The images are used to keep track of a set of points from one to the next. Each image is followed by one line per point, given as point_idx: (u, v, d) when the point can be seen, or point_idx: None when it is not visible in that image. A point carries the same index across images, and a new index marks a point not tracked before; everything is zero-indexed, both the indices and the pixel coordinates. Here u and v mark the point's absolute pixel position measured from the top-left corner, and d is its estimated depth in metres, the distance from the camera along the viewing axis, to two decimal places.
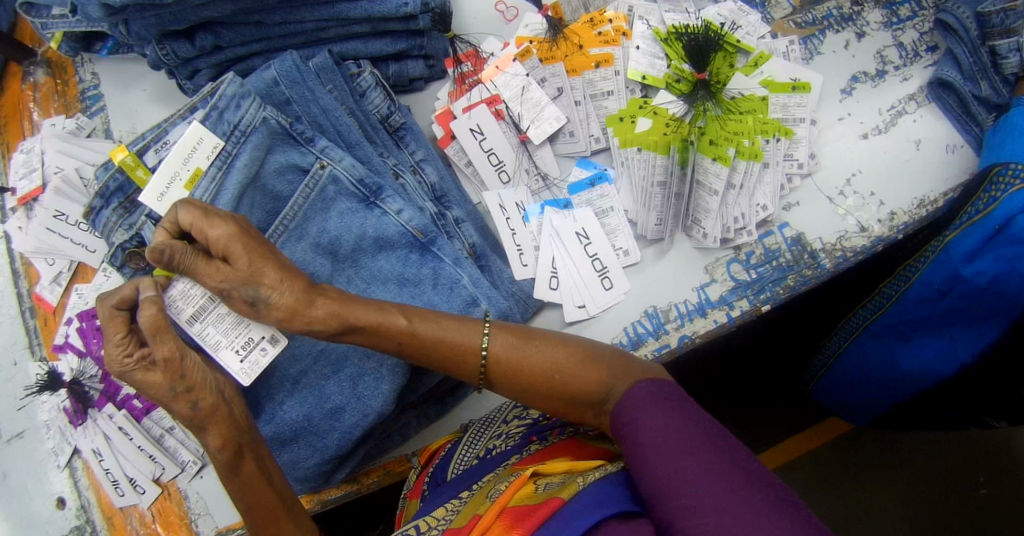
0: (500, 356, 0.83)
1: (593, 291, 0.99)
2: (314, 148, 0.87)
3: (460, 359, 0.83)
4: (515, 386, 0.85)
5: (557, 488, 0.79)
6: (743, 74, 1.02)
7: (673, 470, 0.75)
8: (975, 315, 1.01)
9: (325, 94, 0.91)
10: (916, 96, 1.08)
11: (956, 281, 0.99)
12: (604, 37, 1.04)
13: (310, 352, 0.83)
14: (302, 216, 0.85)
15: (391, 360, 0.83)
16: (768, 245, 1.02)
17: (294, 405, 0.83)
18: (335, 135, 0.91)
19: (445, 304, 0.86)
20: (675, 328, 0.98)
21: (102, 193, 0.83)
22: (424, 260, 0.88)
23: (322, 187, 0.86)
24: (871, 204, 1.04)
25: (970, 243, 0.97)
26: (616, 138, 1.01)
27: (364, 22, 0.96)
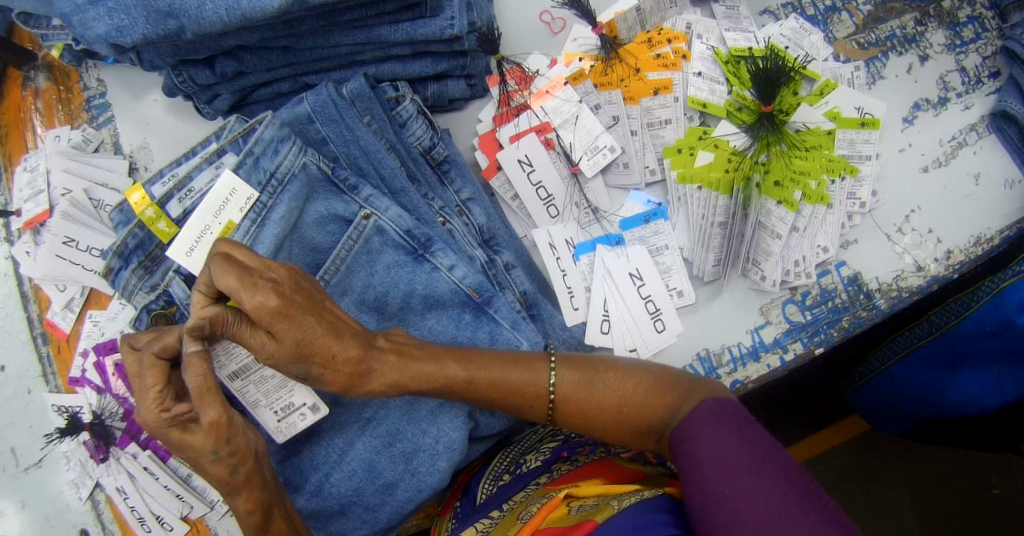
0: (567, 397, 0.78)
1: (645, 334, 0.94)
2: (358, 197, 0.80)
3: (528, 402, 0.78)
4: (584, 424, 0.80)
5: (590, 509, 0.77)
6: (808, 105, 0.95)
7: (729, 489, 0.69)
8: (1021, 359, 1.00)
9: (362, 132, 0.82)
10: (977, 125, 1.02)
11: (1007, 327, 0.99)
12: (664, 59, 0.97)
13: (357, 420, 0.77)
14: (346, 270, 0.79)
15: (449, 437, 0.77)
16: (824, 284, 0.97)
17: (341, 479, 0.77)
18: (377, 179, 0.83)
19: None
20: (727, 373, 0.95)
21: (121, 252, 0.76)
22: (480, 323, 0.82)
23: (366, 238, 0.80)
24: (927, 242, 0.99)
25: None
26: (674, 171, 0.95)
27: (405, 45, 0.87)
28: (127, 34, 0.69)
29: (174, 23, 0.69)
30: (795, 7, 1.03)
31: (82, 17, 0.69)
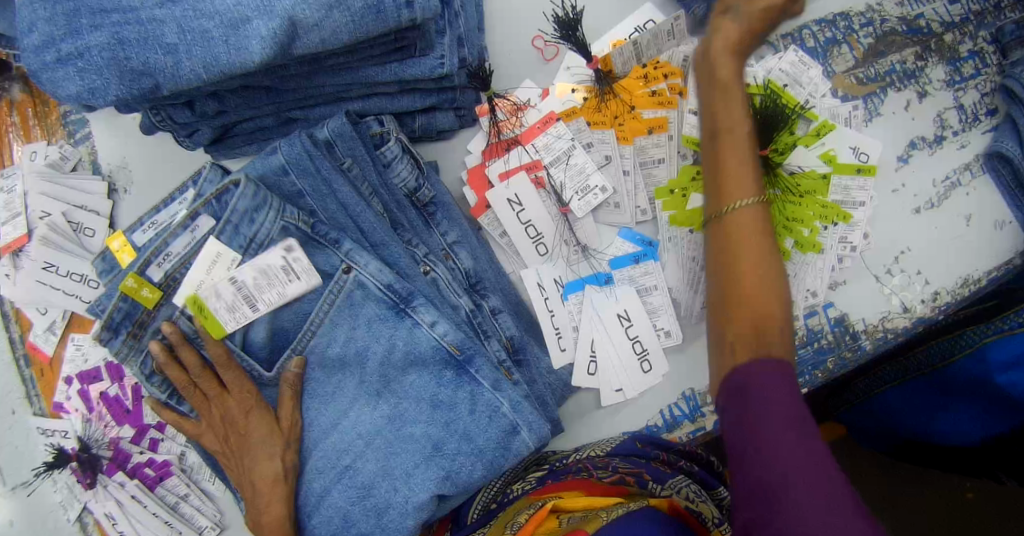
0: (737, 230, 0.72)
1: (631, 374, 0.90)
2: (340, 251, 0.77)
3: (725, 188, 0.73)
4: (721, 270, 0.72)
5: (580, 521, 0.73)
6: (804, 146, 0.94)
7: (790, 472, 0.60)
8: (999, 405, 1.01)
9: (340, 185, 0.78)
10: (971, 165, 1.02)
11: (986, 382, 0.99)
12: (658, 97, 0.91)
13: (333, 466, 0.78)
14: (330, 322, 0.77)
15: (419, 497, 0.76)
16: (810, 324, 0.96)
17: (320, 524, 0.78)
18: (358, 233, 0.79)
19: (482, 435, 0.76)
20: (712, 412, 0.92)
21: (109, 326, 0.73)
22: (460, 381, 0.77)
23: (348, 292, 0.77)
24: (915, 283, 0.99)
25: (1010, 350, 0.97)
26: (666, 213, 0.90)
27: (392, 83, 0.83)
28: (100, 96, 0.68)
29: (149, 81, 0.68)
30: (795, 39, 1.01)
31: (51, 77, 0.67)
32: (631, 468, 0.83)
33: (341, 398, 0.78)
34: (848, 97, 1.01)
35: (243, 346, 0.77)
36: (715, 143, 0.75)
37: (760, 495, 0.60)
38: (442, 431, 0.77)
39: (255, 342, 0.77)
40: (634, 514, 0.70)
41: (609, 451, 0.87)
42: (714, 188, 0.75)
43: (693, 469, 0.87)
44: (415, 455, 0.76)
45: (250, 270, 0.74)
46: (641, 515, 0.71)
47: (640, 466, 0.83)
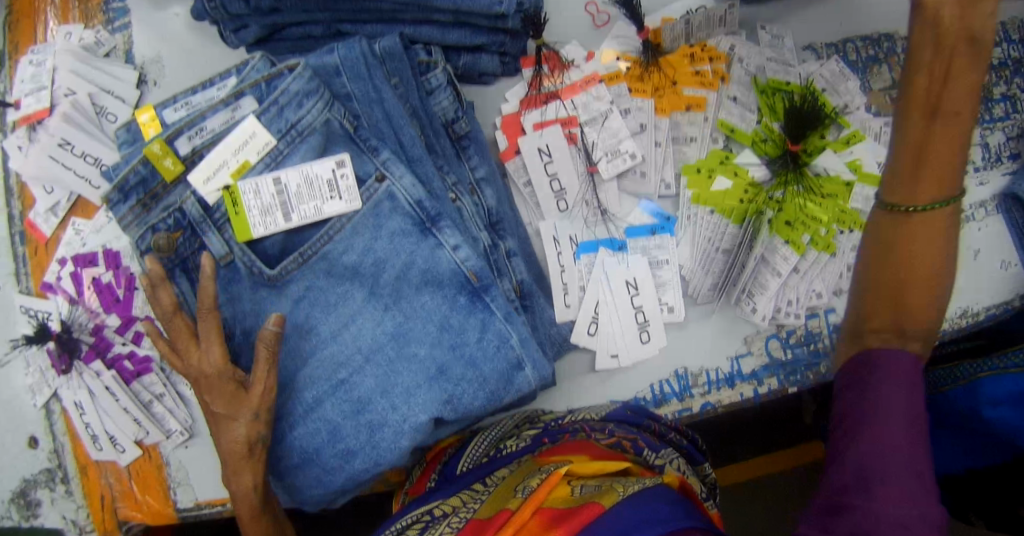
0: (932, 222, 0.67)
1: (629, 342, 0.90)
2: (376, 159, 0.77)
3: (927, 176, 0.66)
4: (897, 255, 0.68)
5: (594, 492, 0.71)
6: (833, 151, 0.93)
7: (897, 465, 0.61)
8: (983, 439, 1.02)
9: (383, 96, 0.79)
10: (986, 203, 1.05)
11: (973, 415, 1.00)
12: (701, 77, 0.93)
13: (329, 379, 0.76)
14: (350, 230, 0.76)
15: (417, 417, 0.74)
16: (811, 326, 0.95)
17: (305, 434, 0.76)
18: (397, 145, 0.79)
19: (488, 363, 0.75)
20: (700, 394, 0.93)
21: (121, 187, 0.75)
22: (473, 309, 0.76)
23: (376, 201, 0.76)
24: None
25: (1002, 388, 0.97)
26: (689, 190, 0.91)
27: (448, 11, 0.82)
28: None
29: None
30: (839, 50, 0.99)
31: None
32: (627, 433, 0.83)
33: (345, 309, 0.77)
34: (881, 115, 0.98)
35: (254, 242, 0.76)
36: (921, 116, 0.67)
37: (862, 475, 0.61)
38: (448, 355, 0.75)
39: (269, 236, 0.76)
40: (648, 492, 0.70)
41: (603, 415, 0.87)
42: (917, 175, 0.67)
43: (680, 441, 0.89)
44: (417, 374, 0.75)
45: (296, 177, 0.75)
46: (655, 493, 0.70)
47: (636, 433, 0.84)
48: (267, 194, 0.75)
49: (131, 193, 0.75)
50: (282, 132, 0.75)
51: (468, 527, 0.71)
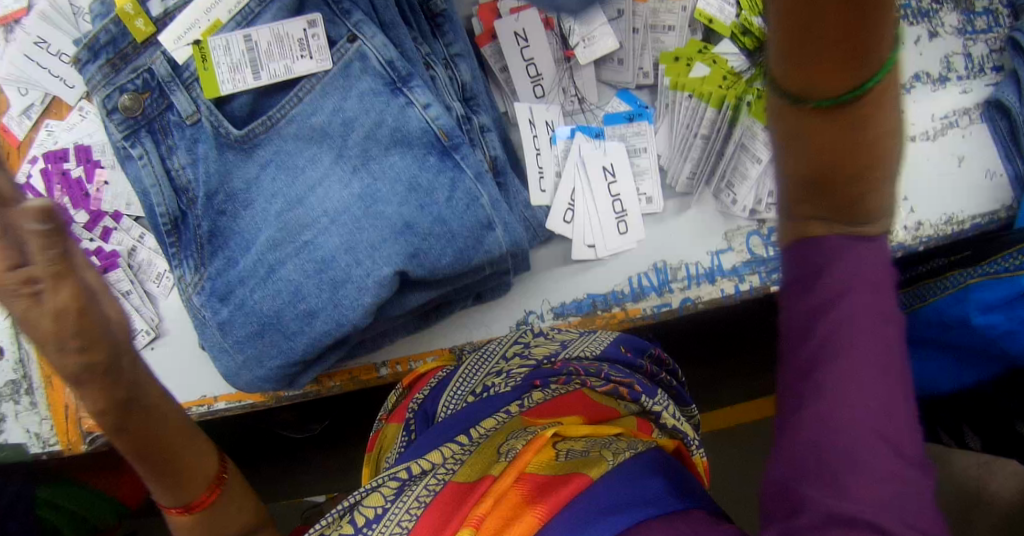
0: (858, 108, 0.44)
1: (606, 230, 0.89)
2: (348, 22, 0.76)
3: (823, 73, 0.42)
4: (805, 149, 0.46)
5: (580, 461, 0.70)
6: None
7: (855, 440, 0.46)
8: (979, 353, 0.98)
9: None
10: (970, 110, 1.02)
11: (963, 324, 0.94)
12: None
13: (292, 240, 0.73)
14: (320, 91, 0.75)
15: (381, 271, 0.72)
16: None
17: (265, 297, 0.74)
18: (367, 8, 0.77)
19: (458, 220, 0.74)
20: (680, 288, 0.91)
21: (90, 46, 0.73)
22: (443, 168, 0.75)
23: (347, 62, 0.75)
24: (901, 210, 0.99)
25: (991, 295, 0.91)
26: (667, 78, 0.90)
27: None
28: None
29: None
30: None
31: None
32: (623, 378, 0.80)
33: (312, 171, 0.74)
34: None
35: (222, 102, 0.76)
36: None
37: (807, 430, 0.47)
38: (417, 214, 0.73)
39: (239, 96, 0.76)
40: (636, 465, 0.71)
41: (598, 353, 0.83)
42: (813, 62, 0.42)
43: (670, 382, 0.89)
44: (383, 230, 0.72)
45: (268, 36, 0.75)
46: (642, 467, 0.71)
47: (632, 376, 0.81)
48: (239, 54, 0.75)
49: (100, 51, 0.73)
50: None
51: (446, 490, 0.68)
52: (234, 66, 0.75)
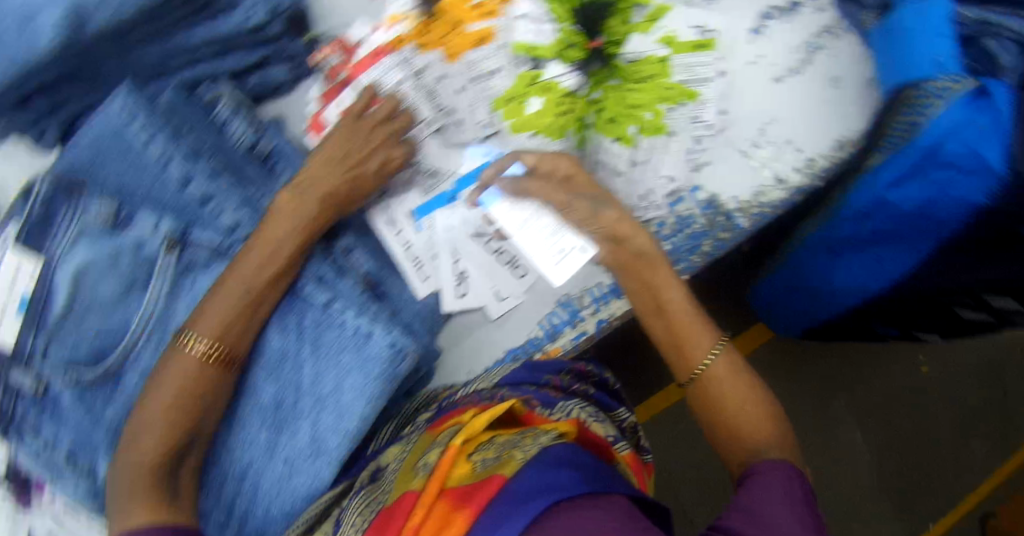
0: (721, 366, 0.81)
1: (502, 279, 0.91)
2: (158, 232, 0.78)
3: (688, 340, 0.82)
4: (702, 400, 0.81)
5: (494, 463, 0.69)
6: (641, 34, 0.89)
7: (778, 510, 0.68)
8: (897, 238, 0.95)
9: (147, 146, 0.77)
10: (831, 27, 0.97)
11: (880, 205, 0.92)
12: (478, 34, 0.87)
13: (268, 412, 0.78)
14: (169, 294, 0.78)
15: (344, 412, 0.76)
16: (679, 213, 0.92)
17: (297, 432, 0.77)
18: (178, 212, 0.79)
19: (360, 368, 0.77)
20: (592, 314, 0.92)
21: None
22: (287, 308, 0.79)
23: (173, 276, 0.78)
24: (788, 152, 0.94)
25: (895, 167, 0.88)
26: (506, 123, 0.87)
27: (205, 47, 0.81)
28: None
29: None
30: None
31: None
32: (520, 395, 0.83)
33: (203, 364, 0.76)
34: None
35: (65, 362, 0.78)
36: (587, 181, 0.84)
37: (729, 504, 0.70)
38: (337, 375, 0.77)
39: (104, 300, 0.78)
40: (548, 459, 0.68)
41: (497, 381, 0.87)
42: (674, 344, 0.83)
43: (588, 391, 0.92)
44: (327, 380, 0.77)
45: (120, 249, 0.78)
46: (551, 459, 0.68)
47: (527, 392, 0.84)
48: (125, 269, 0.78)
49: None
50: (95, 214, 0.78)
51: (376, 517, 0.68)
52: (116, 298, 0.78)
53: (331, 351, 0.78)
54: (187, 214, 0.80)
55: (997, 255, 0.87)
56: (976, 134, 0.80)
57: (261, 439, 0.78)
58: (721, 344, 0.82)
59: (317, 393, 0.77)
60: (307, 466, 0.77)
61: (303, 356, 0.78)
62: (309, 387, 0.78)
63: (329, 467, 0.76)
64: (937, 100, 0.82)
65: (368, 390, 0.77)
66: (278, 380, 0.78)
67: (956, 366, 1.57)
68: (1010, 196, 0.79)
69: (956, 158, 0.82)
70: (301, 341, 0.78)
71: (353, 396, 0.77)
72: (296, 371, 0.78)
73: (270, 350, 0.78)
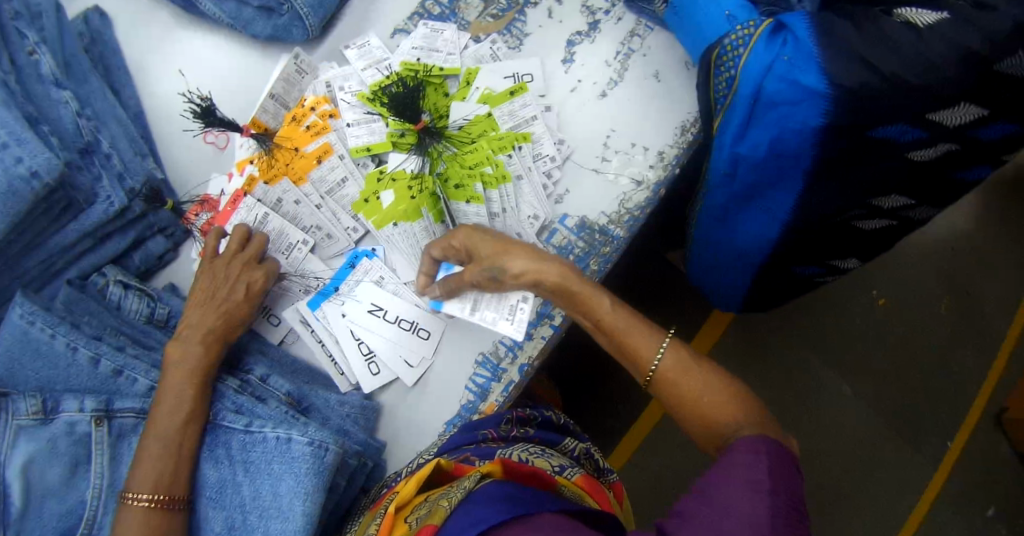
0: (674, 363, 0.82)
1: (410, 347, 0.95)
2: (86, 412, 0.78)
3: (637, 347, 0.84)
4: (669, 400, 0.83)
5: (424, 517, 0.73)
6: (459, 100, 0.97)
7: (739, 496, 0.67)
8: (764, 185, 0.95)
9: (53, 341, 0.78)
10: (636, 29, 1.03)
11: (737, 163, 0.93)
12: (316, 153, 0.95)
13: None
14: (112, 465, 0.80)
15: (288, 514, 0.80)
16: (557, 244, 0.98)
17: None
18: (99, 389, 0.81)
19: (290, 472, 0.81)
20: (510, 363, 0.96)
21: None
22: (214, 441, 0.84)
23: (111, 446, 0.80)
24: (635, 154, 1.01)
25: (735, 122, 0.90)
26: (369, 222, 0.95)
27: (84, 236, 0.85)
28: None
29: None
30: (421, 13, 1.01)
31: None
32: (459, 457, 0.85)
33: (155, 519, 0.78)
34: (483, 38, 1.01)
35: None
36: (500, 242, 0.85)
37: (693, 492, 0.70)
38: (273, 485, 0.82)
39: (53, 486, 0.77)
40: (472, 502, 0.71)
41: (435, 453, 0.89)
42: (626, 354, 0.84)
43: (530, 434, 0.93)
44: (267, 490, 0.82)
45: (47, 441, 0.76)
46: (478, 501, 0.71)
47: (464, 452, 0.85)
48: (66, 451, 0.77)
49: None
50: (23, 412, 0.76)
51: None
52: (64, 482, 0.77)
53: (261, 465, 0.83)
54: (105, 391, 0.81)
55: (870, 158, 0.86)
56: (785, 66, 0.83)
57: None
58: (668, 343, 0.83)
59: (260, 506, 0.82)
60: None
61: (239, 475, 0.83)
62: (253, 504, 0.82)
63: None
64: (742, 49, 0.86)
65: (301, 488, 0.80)
66: (222, 506, 0.82)
67: (904, 289, 1.66)
68: (843, 106, 0.80)
69: (778, 93, 0.84)
70: (235, 468, 0.83)
71: (291, 496, 0.81)
72: (233, 490, 0.83)
73: (209, 483, 0.83)
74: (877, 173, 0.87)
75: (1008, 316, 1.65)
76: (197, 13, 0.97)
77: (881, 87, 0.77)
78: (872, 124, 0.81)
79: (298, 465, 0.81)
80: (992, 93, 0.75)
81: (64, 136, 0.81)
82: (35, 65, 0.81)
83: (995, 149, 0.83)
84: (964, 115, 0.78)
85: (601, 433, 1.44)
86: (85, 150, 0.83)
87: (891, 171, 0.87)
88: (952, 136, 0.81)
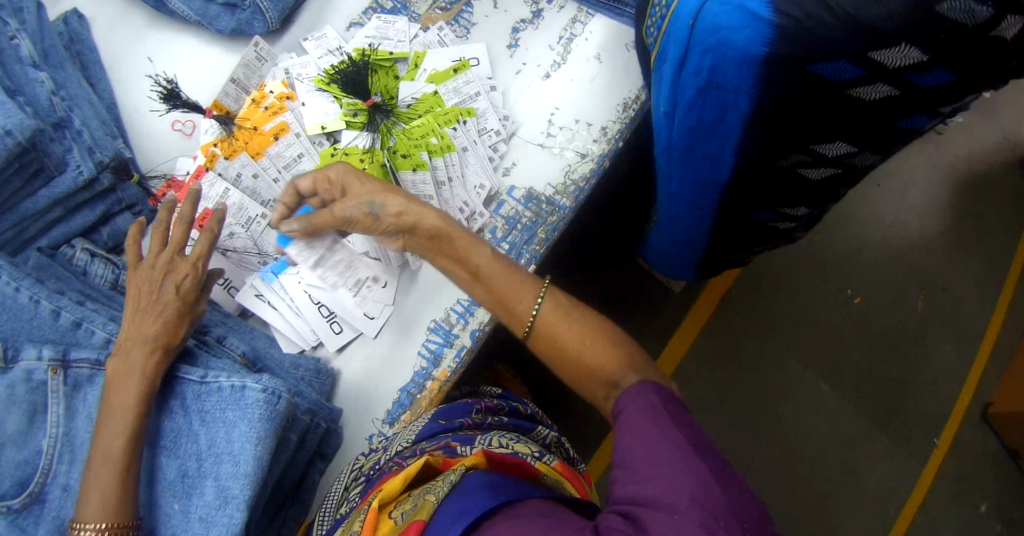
0: (547, 316, 0.84)
1: (368, 301, 1.00)
2: (42, 360, 0.82)
3: (513, 302, 0.84)
4: (544, 350, 0.85)
5: (411, 511, 0.71)
6: (407, 80, 1.05)
7: (652, 455, 0.69)
8: (709, 132, 0.89)
9: (17, 294, 0.84)
10: (578, 16, 1.10)
11: (676, 96, 0.86)
12: (273, 131, 1.02)
13: (176, 482, 0.84)
14: (67, 414, 0.83)
15: (238, 458, 0.83)
16: (505, 214, 1.02)
17: (205, 491, 0.83)
18: (58, 342, 0.85)
19: (241, 416, 0.84)
20: (461, 329, 0.99)
21: None
22: (168, 389, 0.87)
23: (66, 395, 0.83)
24: (580, 130, 1.04)
25: (676, 44, 0.82)
26: None
27: (54, 206, 0.91)
28: None
29: None
30: (374, 8, 1.10)
31: None
32: (436, 444, 0.85)
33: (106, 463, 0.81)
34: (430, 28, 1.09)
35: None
36: (370, 183, 0.87)
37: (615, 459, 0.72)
38: (227, 433, 0.84)
39: (10, 432, 0.80)
40: (458, 491, 0.70)
41: (413, 438, 0.89)
42: (503, 306, 0.85)
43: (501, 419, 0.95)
44: (220, 436, 0.84)
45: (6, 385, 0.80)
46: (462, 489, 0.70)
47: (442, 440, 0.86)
48: (24, 398, 0.81)
49: None
50: None
51: None
52: (22, 429, 0.81)
53: (215, 414, 0.85)
54: (64, 343, 0.85)
55: (817, 99, 0.81)
56: None
57: (175, 509, 0.84)
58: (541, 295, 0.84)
59: (214, 453, 0.84)
60: (219, 516, 0.82)
61: (193, 423, 0.86)
62: (208, 451, 0.85)
63: (239, 509, 0.81)
64: None
65: (252, 433, 0.83)
66: (178, 452, 0.85)
67: (883, 287, 1.67)
68: (786, 36, 0.74)
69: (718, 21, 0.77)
70: (190, 418, 0.86)
71: (241, 441, 0.83)
72: (189, 437, 0.86)
73: (164, 432, 0.86)
74: (817, 121, 0.84)
75: (985, 309, 1.66)
76: (168, 13, 1.07)
77: (836, 26, 0.73)
78: (812, 59, 0.76)
79: (250, 411, 0.84)
80: (930, 35, 0.72)
81: (40, 109, 0.89)
82: (15, 48, 0.91)
83: (929, 97, 0.82)
84: (904, 58, 0.75)
85: (576, 427, 1.44)
86: (59, 125, 0.91)
87: (830, 113, 0.82)
88: (890, 77, 0.77)
